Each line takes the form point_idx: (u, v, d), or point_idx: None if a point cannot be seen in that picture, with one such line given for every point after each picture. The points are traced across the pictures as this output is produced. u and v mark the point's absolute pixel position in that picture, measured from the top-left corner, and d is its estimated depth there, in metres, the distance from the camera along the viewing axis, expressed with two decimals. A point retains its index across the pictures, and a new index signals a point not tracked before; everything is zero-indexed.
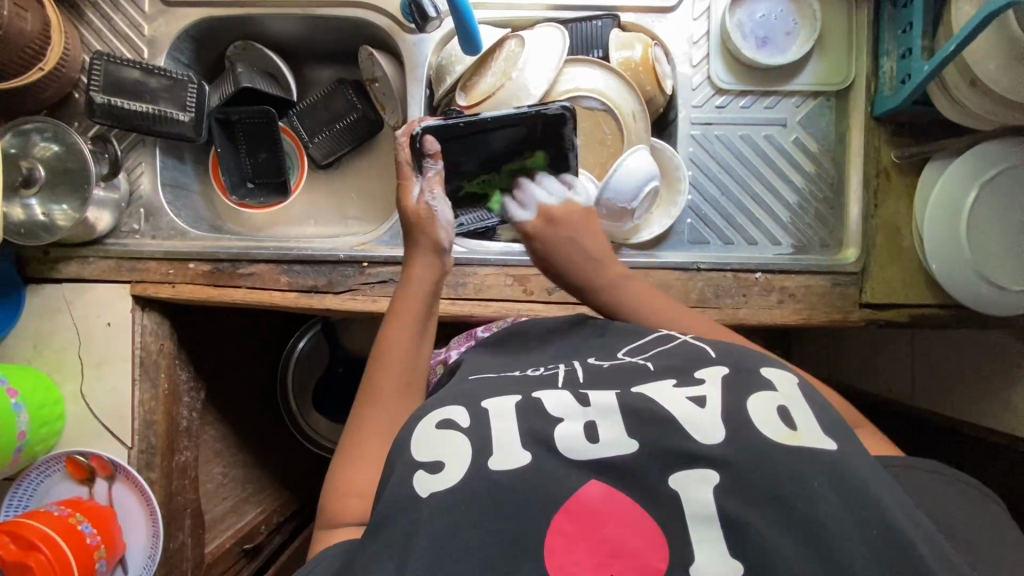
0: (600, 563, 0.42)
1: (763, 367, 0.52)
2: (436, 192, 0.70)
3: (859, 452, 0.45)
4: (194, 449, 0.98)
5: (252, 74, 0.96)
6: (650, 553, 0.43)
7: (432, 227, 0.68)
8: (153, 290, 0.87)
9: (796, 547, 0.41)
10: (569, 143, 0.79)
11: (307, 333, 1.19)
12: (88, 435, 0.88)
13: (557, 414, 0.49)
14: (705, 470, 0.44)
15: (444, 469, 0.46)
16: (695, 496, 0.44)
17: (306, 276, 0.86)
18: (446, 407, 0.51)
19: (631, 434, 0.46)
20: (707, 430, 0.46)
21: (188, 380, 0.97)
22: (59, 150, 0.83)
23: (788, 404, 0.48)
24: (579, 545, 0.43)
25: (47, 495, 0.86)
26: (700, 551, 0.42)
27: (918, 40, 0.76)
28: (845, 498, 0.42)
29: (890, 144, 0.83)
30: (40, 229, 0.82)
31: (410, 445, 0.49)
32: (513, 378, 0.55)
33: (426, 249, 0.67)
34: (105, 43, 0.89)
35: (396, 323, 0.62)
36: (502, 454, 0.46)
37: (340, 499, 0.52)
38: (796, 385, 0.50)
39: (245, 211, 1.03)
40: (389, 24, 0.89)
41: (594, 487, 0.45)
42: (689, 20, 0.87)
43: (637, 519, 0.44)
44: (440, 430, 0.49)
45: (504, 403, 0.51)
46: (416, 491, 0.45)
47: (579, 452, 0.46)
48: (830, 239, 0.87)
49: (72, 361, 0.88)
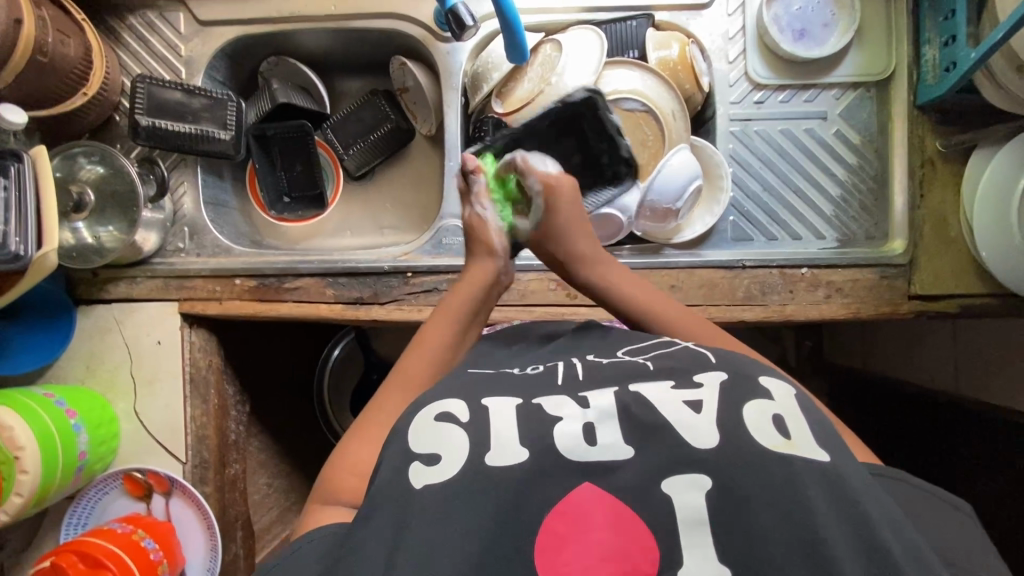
0: (593, 565, 0.41)
1: (763, 376, 0.52)
2: (485, 204, 0.72)
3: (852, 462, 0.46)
4: (242, 461, 1.00)
5: (287, 89, 0.97)
6: (639, 555, 0.41)
7: (485, 231, 0.71)
8: (201, 307, 0.88)
9: (783, 552, 0.40)
10: (612, 125, 0.77)
11: (341, 342, 1.19)
12: (143, 453, 0.89)
13: (555, 413, 0.49)
14: (697, 475, 0.44)
15: (442, 459, 0.47)
16: (686, 500, 0.43)
17: (351, 289, 0.87)
18: (446, 399, 0.52)
19: (628, 442, 0.46)
20: (700, 433, 0.46)
21: (235, 394, 0.99)
22: (105, 172, 0.84)
23: (784, 414, 0.48)
24: (570, 546, 0.42)
25: (106, 512, 0.88)
26: (689, 557, 0.41)
27: (962, 28, 0.75)
28: (839, 513, 0.42)
29: (935, 133, 0.82)
30: (92, 253, 0.84)
31: (408, 435, 0.49)
32: (512, 379, 0.56)
33: (483, 258, 0.70)
34: (143, 66, 0.90)
35: (440, 315, 0.65)
36: (499, 451, 0.47)
37: (340, 475, 0.53)
38: (795, 399, 0.50)
39: (284, 225, 1.03)
40: (423, 35, 0.89)
41: (587, 490, 0.44)
42: (722, 15, 0.87)
43: (630, 523, 0.43)
44: (438, 423, 0.49)
45: (502, 404, 0.51)
46: (412, 484, 0.45)
47: (580, 453, 0.46)
48: (876, 231, 0.86)
49: (125, 379, 0.89)
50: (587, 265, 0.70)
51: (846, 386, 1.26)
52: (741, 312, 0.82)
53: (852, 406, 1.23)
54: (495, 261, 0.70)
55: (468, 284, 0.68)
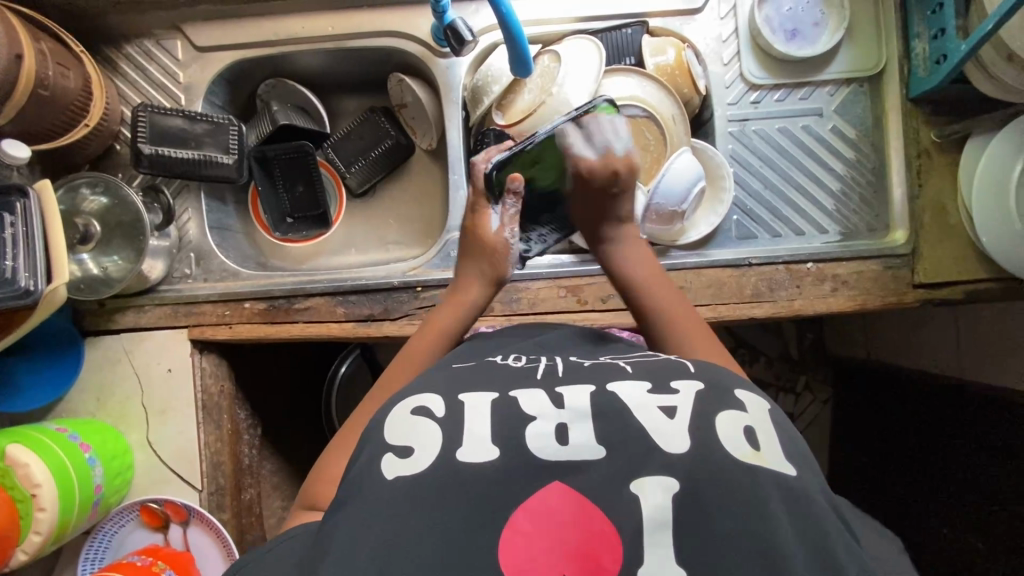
0: (557, 563, 0.42)
1: (736, 389, 0.52)
2: (515, 231, 0.75)
3: (813, 474, 0.47)
4: (256, 485, 0.99)
5: (287, 110, 0.97)
6: (602, 553, 0.42)
7: (498, 254, 0.73)
8: (211, 332, 0.88)
9: (743, 555, 0.40)
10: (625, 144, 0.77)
11: (348, 359, 1.17)
12: (157, 482, 0.88)
13: (530, 412, 0.49)
14: (664, 478, 0.44)
15: (415, 451, 0.47)
16: (652, 500, 0.43)
17: (361, 306, 0.87)
18: (423, 394, 0.52)
19: (600, 442, 0.46)
20: (671, 437, 0.46)
21: (246, 418, 0.98)
22: (108, 202, 0.84)
23: (755, 426, 0.48)
24: (533, 542, 0.42)
25: (123, 545, 0.87)
26: (650, 555, 0.41)
27: (951, 20, 0.77)
28: (803, 524, 0.42)
29: (929, 125, 0.84)
30: (98, 284, 0.83)
31: (385, 428, 0.50)
32: (494, 370, 0.55)
33: (487, 281, 0.72)
34: (142, 94, 0.91)
35: (428, 331, 0.67)
36: (471, 445, 0.47)
37: (321, 485, 0.56)
38: (768, 412, 0.50)
39: (289, 245, 1.03)
40: (422, 51, 0.90)
41: (555, 490, 0.44)
42: (715, 19, 0.88)
43: (593, 522, 0.43)
44: (412, 415, 0.50)
45: (479, 398, 0.51)
46: (383, 474, 0.46)
47: (551, 451, 0.46)
48: (877, 223, 0.87)
49: (136, 410, 0.88)
50: (604, 238, 0.74)
51: (849, 377, 1.26)
52: (750, 309, 0.83)
53: (861, 397, 1.23)
54: (491, 279, 0.72)
55: (462, 302, 0.70)
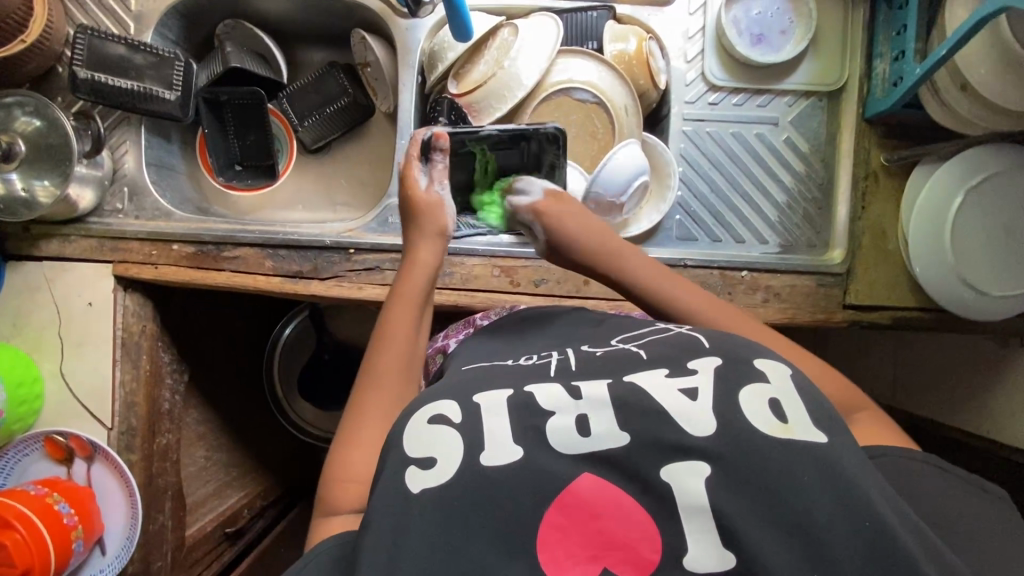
0: (594, 556, 0.42)
1: (757, 359, 0.49)
2: (445, 183, 0.71)
3: (852, 450, 0.43)
4: (175, 432, 0.97)
5: (241, 54, 0.93)
6: (642, 545, 0.42)
7: (436, 206, 0.70)
8: (135, 270, 0.86)
9: (788, 556, 0.40)
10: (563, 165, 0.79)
11: (292, 321, 1.14)
12: (67, 415, 0.87)
13: (547, 407, 0.47)
14: (696, 462, 0.43)
15: (437, 465, 0.45)
16: (687, 489, 0.42)
17: (291, 261, 0.86)
18: (440, 402, 0.49)
19: (624, 429, 0.45)
20: (696, 422, 0.44)
21: (171, 362, 0.96)
22: (40, 124, 0.81)
23: (781, 398, 0.46)
24: (572, 537, 0.42)
25: (25, 474, 0.86)
26: (693, 543, 0.41)
27: (911, 43, 0.76)
28: (853, 515, 0.40)
29: (881, 148, 0.83)
30: (20, 206, 0.80)
31: (405, 439, 0.47)
32: (506, 370, 0.54)
33: (436, 238, 0.68)
34: (90, 17, 0.87)
35: (399, 311, 0.61)
36: (495, 450, 0.45)
37: (339, 488, 0.51)
38: (791, 380, 0.48)
39: (232, 193, 1.02)
40: (381, 7, 0.87)
41: (587, 481, 0.44)
42: (684, 14, 0.87)
43: (634, 513, 0.43)
44: (433, 426, 0.47)
45: (494, 398, 0.49)
46: (409, 488, 0.44)
47: (570, 445, 0.45)
48: (817, 240, 0.87)
49: (52, 339, 0.87)
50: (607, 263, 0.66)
51: None
52: None
53: None
54: (440, 234, 0.69)
55: (419, 262, 0.66)
